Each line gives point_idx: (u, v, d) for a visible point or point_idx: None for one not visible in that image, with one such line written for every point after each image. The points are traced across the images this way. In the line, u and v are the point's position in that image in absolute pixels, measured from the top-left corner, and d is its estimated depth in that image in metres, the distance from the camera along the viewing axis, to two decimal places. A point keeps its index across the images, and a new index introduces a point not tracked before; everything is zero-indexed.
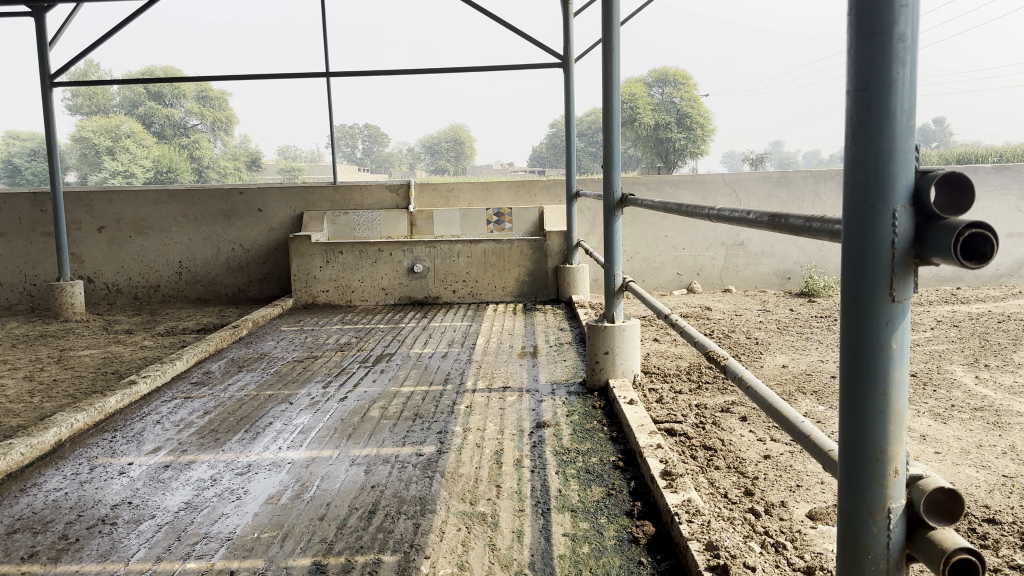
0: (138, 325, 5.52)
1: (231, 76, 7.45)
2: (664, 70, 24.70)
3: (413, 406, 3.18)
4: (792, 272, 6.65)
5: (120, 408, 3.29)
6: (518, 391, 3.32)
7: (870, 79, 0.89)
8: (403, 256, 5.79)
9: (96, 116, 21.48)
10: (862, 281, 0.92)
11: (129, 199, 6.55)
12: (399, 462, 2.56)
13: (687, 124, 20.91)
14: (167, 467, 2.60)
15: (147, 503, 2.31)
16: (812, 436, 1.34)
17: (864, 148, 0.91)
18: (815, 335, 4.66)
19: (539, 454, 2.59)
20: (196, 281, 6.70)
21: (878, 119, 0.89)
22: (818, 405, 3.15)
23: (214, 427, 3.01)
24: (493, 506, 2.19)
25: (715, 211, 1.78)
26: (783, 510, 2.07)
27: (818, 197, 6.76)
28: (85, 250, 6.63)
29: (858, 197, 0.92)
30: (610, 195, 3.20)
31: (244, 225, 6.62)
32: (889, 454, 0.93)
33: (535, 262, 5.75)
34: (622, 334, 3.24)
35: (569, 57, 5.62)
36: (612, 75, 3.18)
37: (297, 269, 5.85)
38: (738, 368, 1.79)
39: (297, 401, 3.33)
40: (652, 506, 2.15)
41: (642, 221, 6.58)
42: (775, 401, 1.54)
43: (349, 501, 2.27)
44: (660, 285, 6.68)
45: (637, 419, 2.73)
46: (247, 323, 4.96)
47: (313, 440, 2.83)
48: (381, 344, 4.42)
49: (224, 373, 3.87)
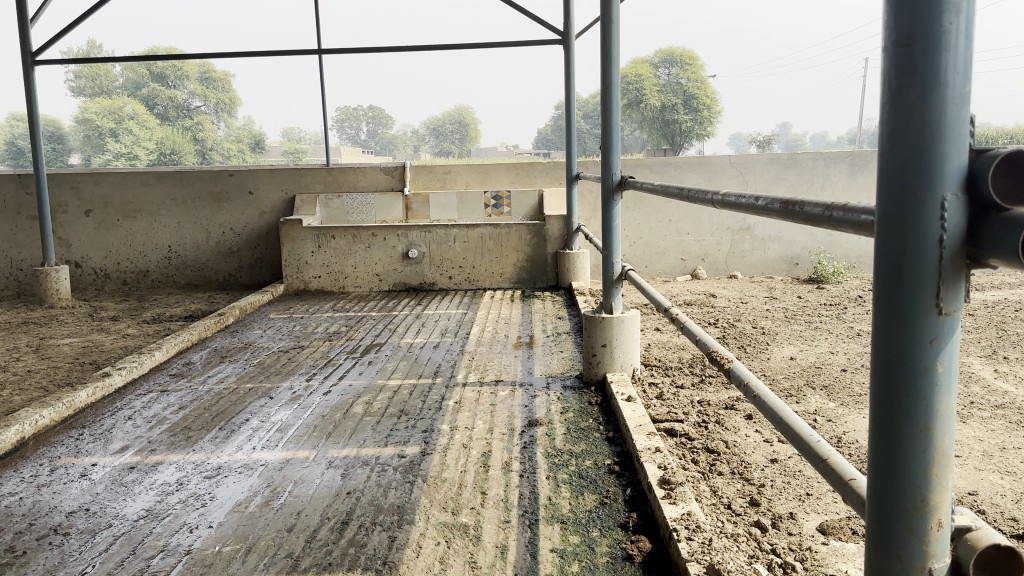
0: (125, 312, 5.36)
1: (221, 53, 7.24)
2: (670, 52, 24.85)
3: (398, 402, 3.00)
4: (800, 258, 6.46)
5: (92, 402, 3.13)
6: (511, 386, 3.15)
7: (914, 33, 0.70)
8: (398, 241, 5.60)
9: (97, 97, 21.33)
10: (900, 289, 0.73)
11: (117, 182, 6.37)
12: (379, 465, 2.39)
13: (693, 106, 20.77)
14: (132, 469, 2.44)
15: (105, 511, 2.14)
16: (829, 460, 1.11)
17: (905, 120, 0.72)
18: (824, 324, 4.47)
19: (530, 457, 2.41)
20: (186, 266, 6.54)
21: (925, 83, 0.70)
22: (828, 402, 2.97)
23: (187, 425, 2.85)
24: (477, 517, 2.01)
25: (720, 197, 1.57)
26: (792, 524, 1.90)
27: (827, 180, 6.53)
28: (72, 235, 6.46)
29: (898, 183, 0.73)
30: (608, 178, 2.98)
31: (235, 208, 6.44)
32: (932, 503, 0.75)
33: (533, 247, 5.57)
34: (621, 325, 3.04)
35: (569, 33, 5.36)
36: (611, 51, 2.96)
37: (288, 254, 5.68)
38: (745, 374, 1.54)
39: (278, 395, 3.16)
40: (649, 518, 1.97)
41: (645, 204, 6.37)
42: (788, 415, 1.29)
43: (321, 510, 2.10)
44: (664, 271, 6.48)
45: (634, 419, 2.54)
46: (234, 310, 4.78)
47: (289, 439, 2.65)
48: (371, 333, 4.24)
49: (204, 364, 3.70)
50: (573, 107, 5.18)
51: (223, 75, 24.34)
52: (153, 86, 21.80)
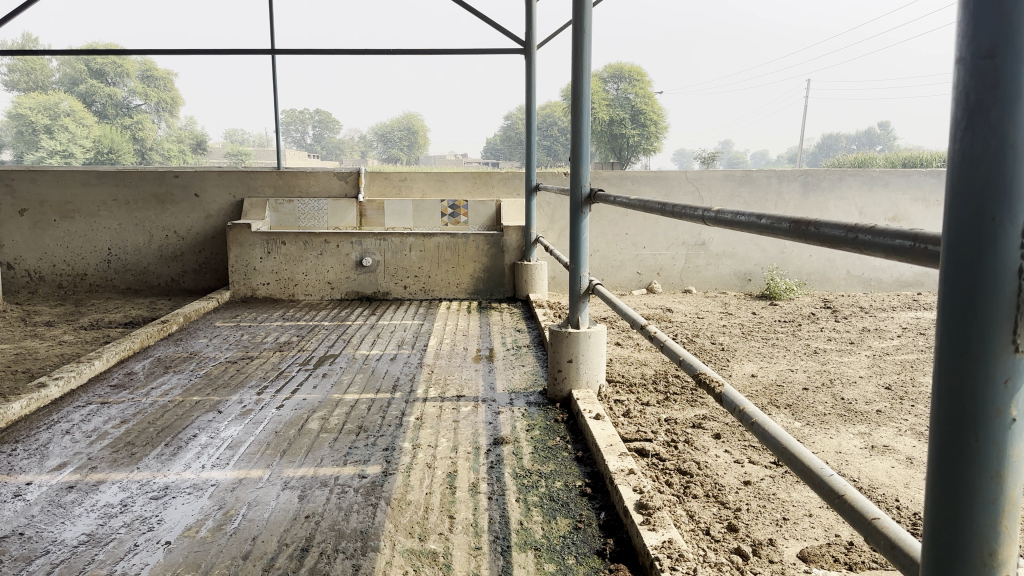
0: (60, 317, 5.10)
1: (166, 51, 6.99)
2: (619, 66, 25.08)
3: (356, 418, 2.87)
4: (752, 274, 6.50)
5: (25, 415, 2.93)
6: (473, 401, 3.05)
7: (997, 45, 0.64)
8: (351, 249, 5.47)
9: (32, 92, 20.56)
10: (973, 322, 0.67)
11: (54, 180, 6.08)
12: (339, 486, 2.26)
13: (642, 121, 21.04)
14: (71, 489, 2.27)
15: (41, 536, 1.98)
16: (847, 497, 1.05)
17: (984, 138, 0.65)
18: (781, 341, 4.48)
19: (498, 477, 2.31)
20: (126, 270, 6.28)
21: (1007, 100, 0.64)
22: (794, 422, 2.95)
23: (131, 440, 2.68)
24: (446, 543, 1.91)
25: (713, 212, 1.53)
26: (772, 551, 1.84)
27: (781, 198, 6.60)
28: (6, 235, 6.16)
29: (972, 207, 0.66)
30: (577, 191, 2.91)
31: (179, 210, 6.21)
32: (999, 558, 0.69)
33: (490, 258, 5.49)
34: (588, 341, 2.98)
35: (531, 43, 5.30)
36: (583, 60, 2.89)
37: (236, 259, 5.47)
38: (739, 400, 1.48)
39: (227, 410, 3.01)
40: (627, 545, 1.90)
41: (603, 217, 6.34)
42: (793, 446, 1.24)
43: (278, 536, 1.97)
44: (620, 284, 6.47)
45: (604, 438, 2.47)
46: (178, 317, 4.59)
47: (241, 457, 2.51)
48: (324, 344, 4.10)
49: (147, 375, 3.52)
50: (535, 117, 5.11)
51: (165, 73, 23.69)
52: (92, 82, 21.13)
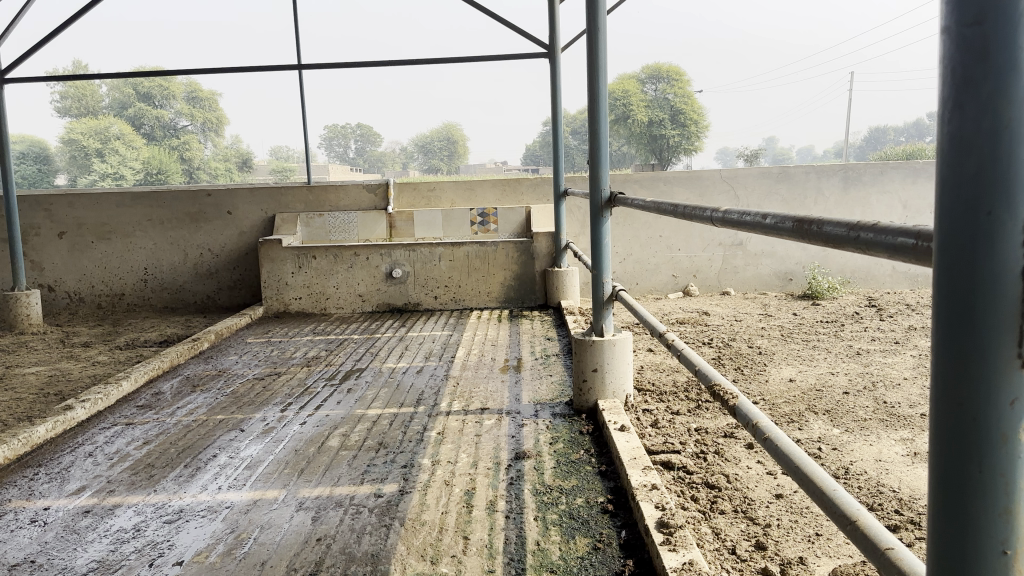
0: (98, 338, 5.17)
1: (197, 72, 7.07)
2: (658, 67, 24.82)
3: (377, 434, 2.82)
4: (793, 273, 6.32)
5: (51, 438, 2.94)
6: (497, 414, 2.98)
7: (985, 8, 0.55)
8: (381, 261, 5.45)
9: (83, 117, 21.12)
10: (972, 330, 0.58)
11: (91, 203, 6.19)
12: (353, 507, 2.21)
13: (682, 121, 20.76)
14: (87, 513, 2.25)
15: (52, 563, 1.96)
16: (859, 523, 0.95)
17: (975, 118, 0.56)
18: (822, 343, 4.32)
19: (517, 495, 2.23)
20: (163, 289, 6.35)
21: (1001, 72, 0.55)
22: (832, 428, 2.81)
23: (150, 462, 2.66)
24: (458, 567, 1.84)
25: (721, 212, 1.43)
26: (802, 570, 1.73)
27: (820, 194, 6.41)
28: (46, 258, 6.29)
29: (965, 197, 0.57)
30: (596, 195, 2.82)
31: (213, 228, 6.26)
32: None
33: (520, 265, 5.42)
34: (613, 349, 2.87)
35: (555, 47, 5.22)
36: (598, 61, 2.80)
37: (268, 275, 5.49)
38: (753, 414, 1.38)
39: (249, 428, 2.98)
40: (647, 566, 1.80)
41: (635, 220, 6.22)
42: (807, 465, 1.13)
43: (287, 561, 1.92)
44: (656, 288, 6.35)
45: (629, 451, 2.38)
46: (209, 335, 4.60)
47: (258, 478, 2.47)
48: (352, 357, 4.07)
49: (175, 394, 3.52)
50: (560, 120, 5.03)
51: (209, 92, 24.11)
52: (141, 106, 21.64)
